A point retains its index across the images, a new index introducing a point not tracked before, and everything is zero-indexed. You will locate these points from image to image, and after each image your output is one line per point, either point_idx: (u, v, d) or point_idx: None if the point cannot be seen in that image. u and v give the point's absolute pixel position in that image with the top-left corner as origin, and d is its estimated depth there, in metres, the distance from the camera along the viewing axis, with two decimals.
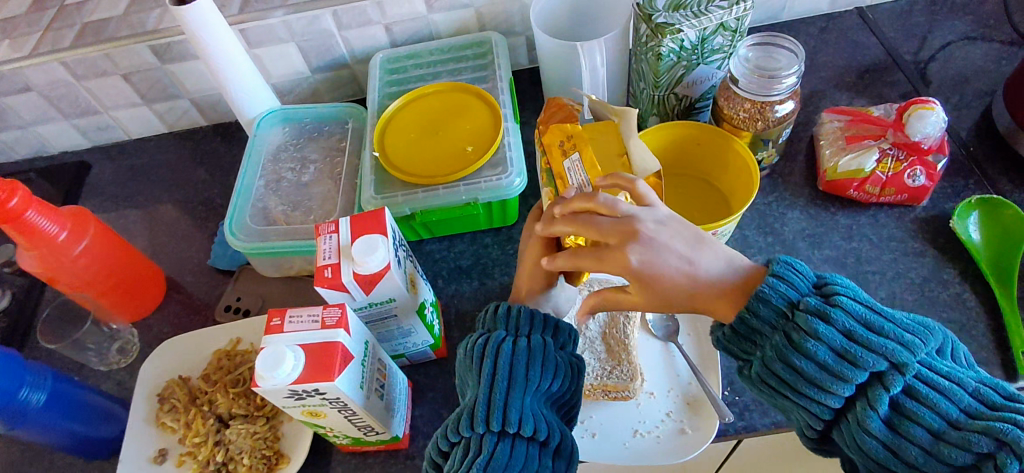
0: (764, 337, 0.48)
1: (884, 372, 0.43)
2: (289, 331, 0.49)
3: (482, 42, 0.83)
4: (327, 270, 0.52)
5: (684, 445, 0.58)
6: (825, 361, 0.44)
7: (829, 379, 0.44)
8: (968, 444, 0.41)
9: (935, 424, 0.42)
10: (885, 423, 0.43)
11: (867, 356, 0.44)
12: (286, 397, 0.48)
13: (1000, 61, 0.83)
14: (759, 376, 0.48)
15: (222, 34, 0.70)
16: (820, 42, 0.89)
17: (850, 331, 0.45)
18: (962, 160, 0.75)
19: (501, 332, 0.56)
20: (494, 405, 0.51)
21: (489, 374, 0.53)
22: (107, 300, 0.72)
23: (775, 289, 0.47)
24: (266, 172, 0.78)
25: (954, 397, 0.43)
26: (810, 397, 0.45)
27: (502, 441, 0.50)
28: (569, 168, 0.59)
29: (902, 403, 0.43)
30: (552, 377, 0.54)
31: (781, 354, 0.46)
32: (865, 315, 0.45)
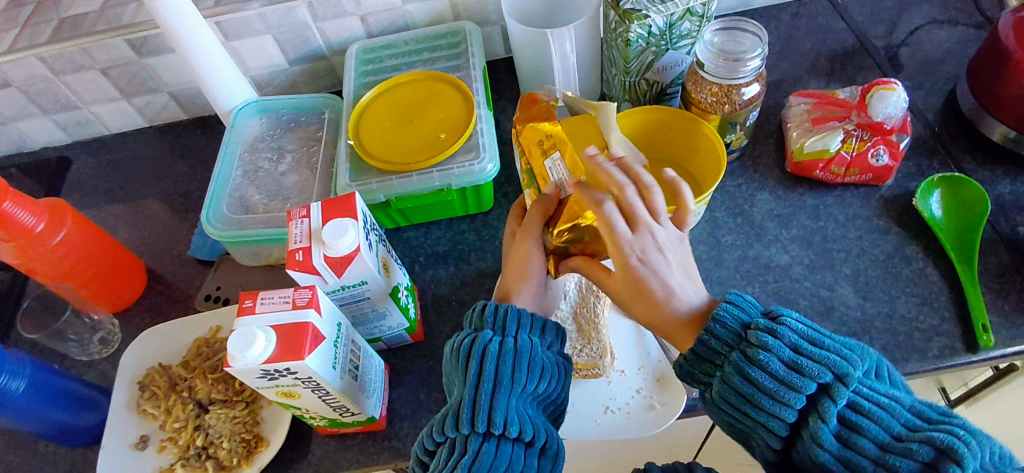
0: (721, 353, 0.51)
1: (832, 383, 0.46)
2: (259, 312, 0.50)
3: (457, 32, 0.84)
4: (298, 254, 0.53)
5: (653, 419, 0.59)
6: (777, 372, 0.47)
7: (782, 391, 0.47)
8: (911, 453, 0.43)
9: (880, 435, 0.44)
10: (836, 435, 0.45)
11: (813, 368, 0.47)
12: (258, 377, 0.50)
13: (966, 44, 0.84)
14: (719, 394, 0.50)
15: (197, 26, 0.70)
16: (791, 28, 0.90)
17: (796, 345, 0.48)
18: (927, 140, 0.76)
19: (487, 332, 0.54)
20: (479, 407, 0.50)
21: (474, 376, 0.51)
22: (87, 290, 0.73)
23: (730, 312, 0.51)
24: (243, 162, 0.78)
25: (895, 411, 0.45)
26: (767, 410, 0.47)
27: (486, 443, 0.49)
28: (551, 167, 0.59)
29: (848, 414, 0.45)
30: (538, 380, 0.52)
31: (737, 368, 0.49)
32: (809, 331, 0.49)
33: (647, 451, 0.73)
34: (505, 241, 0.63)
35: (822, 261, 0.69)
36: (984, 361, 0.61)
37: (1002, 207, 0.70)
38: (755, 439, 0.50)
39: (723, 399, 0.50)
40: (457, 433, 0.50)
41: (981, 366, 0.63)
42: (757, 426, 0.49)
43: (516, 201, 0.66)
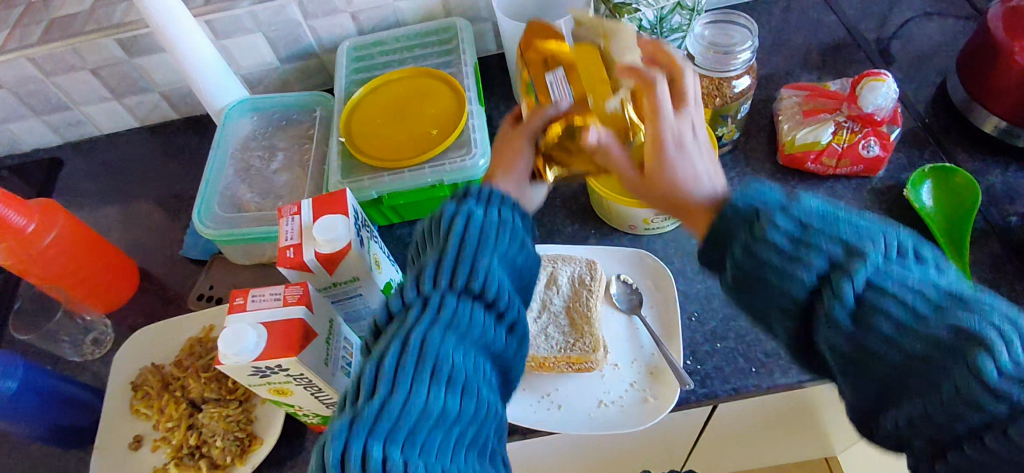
0: (729, 224, 0.43)
1: (847, 260, 0.38)
2: (251, 310, 0.50)
3: (448, 28, 0.84)
4: (289, 250, 0.53)
5: (647, 413, 0.59)
6: (782, 244, 0.40)
7: (790, 265, 0.40)
8: (936, 334, 0.36)
9: (904, 316, 0.37)
10: (852, 314, 0.38)
11: (821, 242, 0.39)
12: (250, 374, 0.49)
13: (955, 35, 0.85)
14: (731, 270, 0.43)
15: (187, 24, 0.70)
16: (782, 21, 0.90)
17: (807, 222, 0.40)
18: (917, 131, 0.77)
19: (471, 205, 0.47)
20: (462, 271, 0.44)
21: (455, 242, 0.45)
22: (80, 292, 0.73)
23: (742, 195, 0.43)
24: (235, 161, 0.78)
25: (923, 289, 0.37)
26: (775, 282, 0.40)
27: (452, 297, 0.43)
28: (551, 82, 0.54)
29: (867, 293, 0.38)
30: (518, 255, 0.47)
31: (743, 243, 0.42)
32: (823, 209, 0.41)
33: (645, 445, 0.74)
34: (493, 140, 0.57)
35: None
36: None
37: (992, 197, 0.70)
38: (770, 317, 0.43)
39: (733, 276, 0.43)
40: (419, 297, 0.43)
41: None
42: (767, 305, 0.42)
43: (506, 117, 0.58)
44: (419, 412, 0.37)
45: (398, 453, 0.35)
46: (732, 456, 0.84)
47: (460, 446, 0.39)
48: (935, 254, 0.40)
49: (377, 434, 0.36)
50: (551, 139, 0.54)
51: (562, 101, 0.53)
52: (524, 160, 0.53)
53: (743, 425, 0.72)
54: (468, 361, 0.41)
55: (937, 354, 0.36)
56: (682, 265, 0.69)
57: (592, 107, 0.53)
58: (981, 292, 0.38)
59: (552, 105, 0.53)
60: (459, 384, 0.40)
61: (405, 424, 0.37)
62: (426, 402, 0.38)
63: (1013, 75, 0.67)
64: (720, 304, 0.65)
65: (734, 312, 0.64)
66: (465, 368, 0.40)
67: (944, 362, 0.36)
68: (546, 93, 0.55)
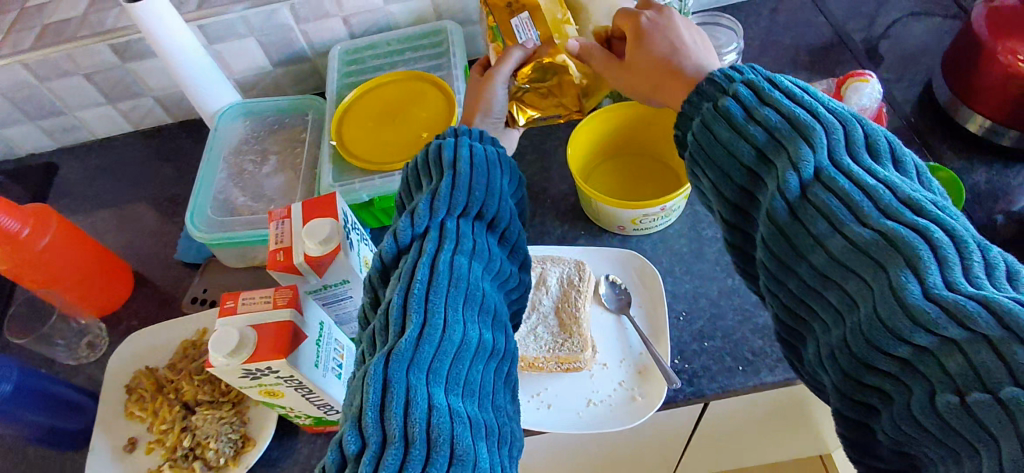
0: (697, 107, 0.48)
1: (795, 144, 0.41)
2: (240, 312, 0.51)
3: (439, 31, 0.84)
4: (279, 254, 0.54)
5: (634, 411, 0.60)
6: (737, 125, 0.44)
7: (739, 142, 0.43)
8: (863, 240, 0.37)
9: (840, 215, 0.38)
10: (789, 206, 0.40)
11: (774, 120, 0.42)
12: (240, 376, 0.50)
13: (942, 35, 0.85)
14: (689, 155, 0.48)
15: (179, 31, 0.71)
16: (771, 22, 0.91)
17: (768, 100, 0.43)
18: (904, 131, 0.77)
19: (466, 139, 0.50)
20: (472, 197, 0.48)
21: (457, 172, 0.48)
22: (75, 295, 0.73)
23: (720, 75, 0.47)
24: (227, 165, 0.79)
25: (876, 194, 0.38)
26: (721, 166, 0.45)
27: (452, 222, 0.46)
28: (517, 26, 0.58)
29: (812, 186, 0.40)
30: (507, 188, 0.51)
31: (703, 122, 0.46)
32: (792, 90, 0.43)
33: (638, 443, 0.74)
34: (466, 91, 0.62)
35: None
36: None
37: (976, 195, 0.71)
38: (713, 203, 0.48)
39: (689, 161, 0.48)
40: (427, 223, 0.46)
41: None
42: (713, 189, 0.46)
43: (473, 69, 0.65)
44: (458, 336, 0.41)
45: (402, 378, 0.37)
46: (725, 453, 0.84)
47: (477, 360, 0.41)
48: (917, 168, 0.40)
49: (399, 360, 0.38)
50: (522, 82, 0.59)
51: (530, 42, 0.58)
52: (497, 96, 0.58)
53: (734, 423, 0.72)
54: (479, 283, 0.44)
55: (870, 263, 0.37)
56: (670, 265, 0.69)
57: (557, 43, 0.57)
58: (949, 211, 0.37)
59: (520, 47, 0.58)
60: (475, 303, 0.43)
61: (428, 351, 0.39)
62: (444, 324, 0.41)
63: (996, 74, 0.67)
64: (708, 303, 0.66)
65: (722, 311, 0.65)
66: (477, 287, 0.44)
67: (871, 274, 0.37)
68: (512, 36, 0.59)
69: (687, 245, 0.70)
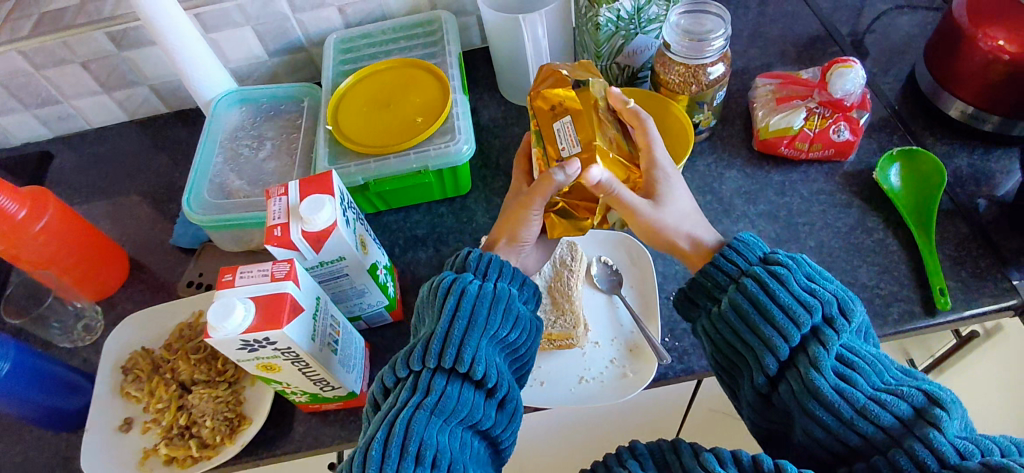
0: (732, 277, 0.54)
1: (837, 318, 0.48)
2: (238, 286, 0.52)
3: (433, 21, 0.86)
4: (277, 229, 0.55)
5: (625, 387, 0.61)
6: (794, 291, 0.50)
7: (795, 307, 0.49)
8: (902, 395, 0.43)
9: (874, 376, 0.45)
10: (836, 366, 0.46)
11: (824, 293, 0.49)
12: (239, 349, 0.51)
13: (926, 27, 0.87)
14: (726, 309, 0.52)
15: (176, 16, 0.72)
16: (759, 15, 0.93)
17: (807, 276, 0.51)
18: (888, 118, 0.79)
19: (468, 275, 0.54)
20: (450, 341, 0.49)
21: (450, 310, 0.51)
22: (70, 277, 0.74)
23: (744, 251, 0.55)
24: (223, 150, 0.80)
25: (888, 365, 0.46)
26: (773, 324, 0.49)
27: (432, 375, 0.49)
28: (559, 129, 0.58)
29: (849, 348, 0.47)
30: (509, 327, 0.52)
31: (754, 280, 0.52)
32: (818, 272, 0.52)
33: (632, 419, 0.76)
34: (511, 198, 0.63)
35: (787, 234, 0.72)
36: (944, 324, 0.64)
37: (959, 179, 0.73)
38: (745, 366, 0.51)
39: (723, 319, 0.53)
40: (413, 371, 0.50)
41: (942, 329, 0.66)
42: (756, 344, 0.50)
43: (518, 158, 0.68)
44: None
45: None
46: (717, 432, 0.86)
47: None
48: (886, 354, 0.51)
49: None
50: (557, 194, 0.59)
51: (569, 152, 0.57)
52: (530, 225, 0.59)
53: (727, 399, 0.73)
54: (436, 439, 0.45)
55: (904, 424, 0.43)
56: None
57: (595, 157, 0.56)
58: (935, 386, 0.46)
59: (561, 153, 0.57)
60: (426, 462, 0.44)
61: None
62: None
63: (978, 60, 0.69)
64: None
65: None
66: (433, 443, 0.45)
67: (910, 425, 0.42)
68: (553, 144, 0.58)
69: None
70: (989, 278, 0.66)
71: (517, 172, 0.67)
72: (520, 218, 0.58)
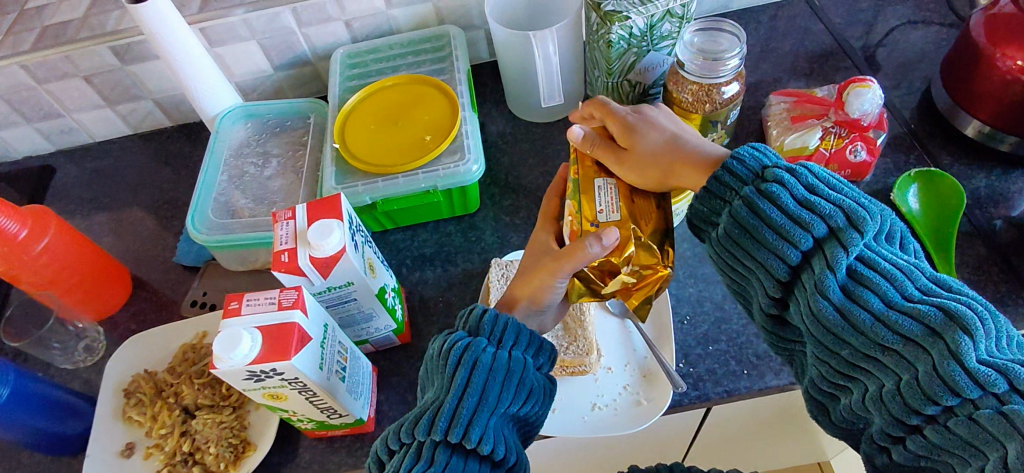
0: (728, 195, 0.49)
1: (844, 229, 0.43)
2: (245, 314, 0.50)
3: (441, 36, 0.85)
4: (284, 255, 0.54)
5: (640, 415, 0.60)
6: (788, 207, 0.45)
7: (791, 228, 0.45)
8: (918, 315, 0.41)
9: (890, 294, 0.42)
10: (842, 288, 0.43)
11: (825, 206, 0.44)
12: (244, 379, 0.49)
13: (940, 43, 0.86)
14: (723, 231, 0.49)
15: (181, 31, 0.71)
16: (770, 29, 0.92)
17: (812, 186, 0.45)
18: (903, 137, 0.78)
19: (482, 340, 0.51)
20: (457, 418, 0.47)
21: (460, 384, 0.49)
22: (71, 298, 0.72)
23: (751, 155, 0.49)
24: (228, 167, 0.78)
25: (911, 275, 0.42)
26: (769, 247, 0.46)
27: (439, 449, 0.47)
28: (601, 186, 0.54)
29: (858, 265, 0.43)
30: (522, 401, 0.50)
31: (745, 202, 0.47)
32: (828, 177, 0.46)
33: (639, 446, 0.74)
34: (529, 251, 0.59)
35: None
36: None
37: (977, 200, 0.72)
38: (754, 288, 0.49)
39: (725, 239, 0.49)
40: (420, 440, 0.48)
41: None
42: (757, 267, 0.47)
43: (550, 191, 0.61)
44: None
45: None
46: (728, 456, 0.84)
47: None
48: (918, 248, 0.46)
49: None
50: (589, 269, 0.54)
51: (607, 217, 0.52)
52: (552, 292, 0.56)
53: (737, 426, 0.71)
54: None
55: (915, 343, 0.41)
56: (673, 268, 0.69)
57: (635, 237, 0.51)
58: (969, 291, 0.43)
59: (599, 216, 0.52)
60: None
61: None
62: None
63: (994, 80, 0.68)
64: (712, 307, 0.65)
65: (726, 314, 0.65)
66: None
67: (925, 345, 0.40)
68: (591, 203, 0.53)
69: (691, 248, 0.70)
70: (1009, 303, 0.64)
71: (543, 216, 0.60)
72: (545, 283, 0.55)
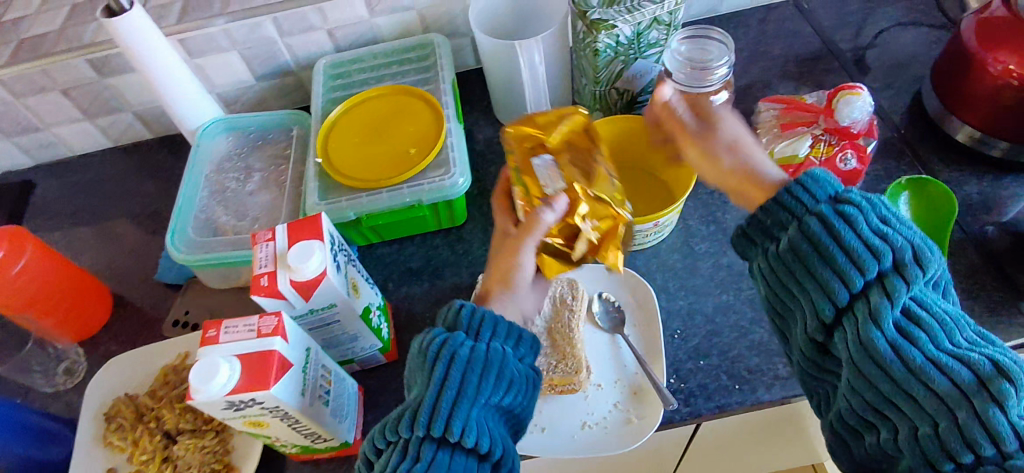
0: (794, 214, 0.48)
1: (911, 265, 0.42)
2: (223, 342, 0.49)
3: (425, 44, 0.83)
4: (263, 279, 0.52)
5: (630, 434, 0.59)
6: (863, 233, 0.44)
7: (862, 253, 0.44)
8: (968, 362, 0.40)
9: (942, 335, 0.41)
10: (898, 321, 0.42)
11: (898, 238, 0.44)
12: (224, 409, 0.48)
13: (930, 45, 0.85)
14: (788, 248, 0.48)
15: (157, 43, 0.69)
16: (759, 33, 0.91)
17: (885, 218, 0.45)
18: (894, 143, 0.77)
19: (460, 335, 0.50)
20: (440, 411, 0.46)
21: (441, 376, 0.48)
22: (52, 319, 0.71)
23: (821, 183, 0.48)
24: (209, 183, 0.77)
25: (961, 324, 0.42)
26: (834, 268, 0.45)
27: (426, 444, 0.46)
28: (540, 164, 0.60)
29: (916, 303, 0.42)
30: (504, 393, 0.49)
31: (819, 219, 0.46)
32: (893, 213, 0.46)
33: (630, 459, 0.73)
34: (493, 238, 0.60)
35: None
36: None
37: (968, 207, 0.71)
38: (797, 312, 0.48)
39: (784, 256, 0.48)
40: (407, 435, 0.47)
41: None
42: (812, 286, 0.46)
43: (496, 184, 0.66)
44: None
45: None
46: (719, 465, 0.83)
47: None
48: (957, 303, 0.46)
49: None
50: (555, 240, 0.58)
51: (553, 190, 0.58)
52: (523, 271, 0.55)
53: (727, 438, 0.71)
54: None
55: (960, 390, 0.39)
56: (663, 281, 0.68)
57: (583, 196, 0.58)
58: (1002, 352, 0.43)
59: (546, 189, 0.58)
60: None
61: None
62: None
63: (985, 84, 0.67)
64: (703, 320, 0.65)
65: (717, 328, 0.64)
66: None
67: (969, 395, 0.39)
68: (536, 182, 0.59)
69: (681, 259, 0.70)
70: (1003, 312, 0.64)
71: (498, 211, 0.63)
72: (510, 260, 0.55)
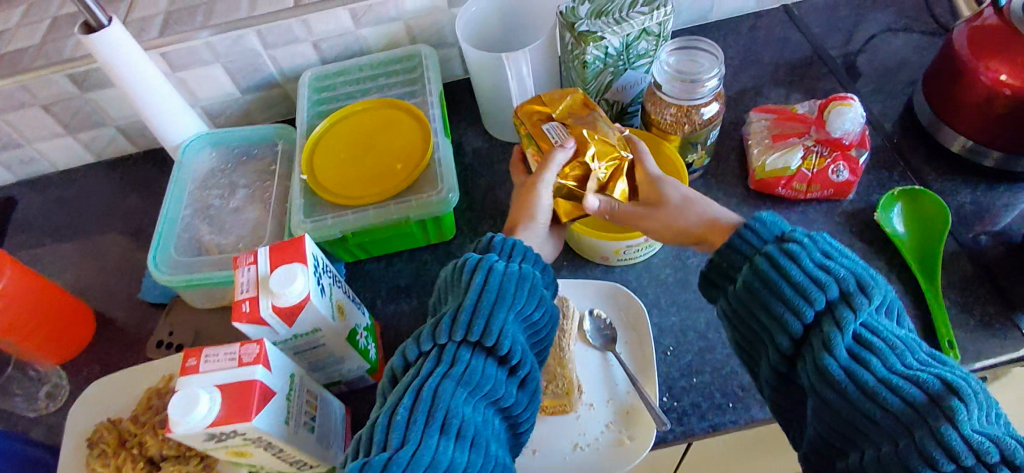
0: (747, 254, 0.51)
1: (855, 294, 0.44)
2: (203, 372, 0.48)
3: (412, 56, 0.82)
4: (245, 305, 0.51)
5: (623, 455, 0.58)
6: (807, 268, 0.46)
7: (807, 286, 0.45)
8: (918, 382, 0.40)
9: (891, 359, 0.42)
10: (849, 349, 0.43)
11: (839, 270, 0.45)
12: (205, 440, 0.47)
13: (921, 51, 0.84)
14: (742, 285, 0.49)
15: (137, 58, 0.67)
16: (750, 40, 0.90)
17: (827, 253, 0.47)
18: (887, 151, 0.76)
19: (493, 256, 0.53)
20: (476, 316, 0.49)
21: (478, 285, 0.50)
22: (32, 343, 0.69)
23: (767, 226, 0.51)
24: (193, 200, 0.75)
25: (912, 347, 0.43)
26: (785, 301, 0.46)
27: (462, 348, 0.48)
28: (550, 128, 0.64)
29: (864, 331, 0.43)
30: (530, 308, 0.51)
31: (768, 256, 0.48)
32: (835, 248, 0.47)
33: None
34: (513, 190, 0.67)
35: None
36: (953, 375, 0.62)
37: (961, 217, 0.70)
38: (762, 348, 0.49)
39: (740, 294, 0.49)
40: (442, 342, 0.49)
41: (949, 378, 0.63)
42: (769, 323, 0.47)
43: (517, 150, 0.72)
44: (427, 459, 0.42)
45: None
46: None
47: None
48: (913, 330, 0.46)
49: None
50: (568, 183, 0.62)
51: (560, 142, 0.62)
52: (539, 205, 0.61)
53: (720, 454, 0.70)
54: (462, 410, 0.45)
55: (914, 409, 0.39)
56: (655, 297, 0.67)
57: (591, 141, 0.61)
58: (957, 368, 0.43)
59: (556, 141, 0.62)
60: (453, 430, 0.43)
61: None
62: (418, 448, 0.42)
63: (978, 93, 0.66)
64: (695, 337, 0.64)
65: (710, 344, 0.63)
66: (459, 413, 0.44)
67: (922, 413, 0.39)
68: (546, 139, 0.63)
69: (672, 273, 0.69)
70: (997, 324, 0.63)
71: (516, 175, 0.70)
72: (531, 194, 0.61)
